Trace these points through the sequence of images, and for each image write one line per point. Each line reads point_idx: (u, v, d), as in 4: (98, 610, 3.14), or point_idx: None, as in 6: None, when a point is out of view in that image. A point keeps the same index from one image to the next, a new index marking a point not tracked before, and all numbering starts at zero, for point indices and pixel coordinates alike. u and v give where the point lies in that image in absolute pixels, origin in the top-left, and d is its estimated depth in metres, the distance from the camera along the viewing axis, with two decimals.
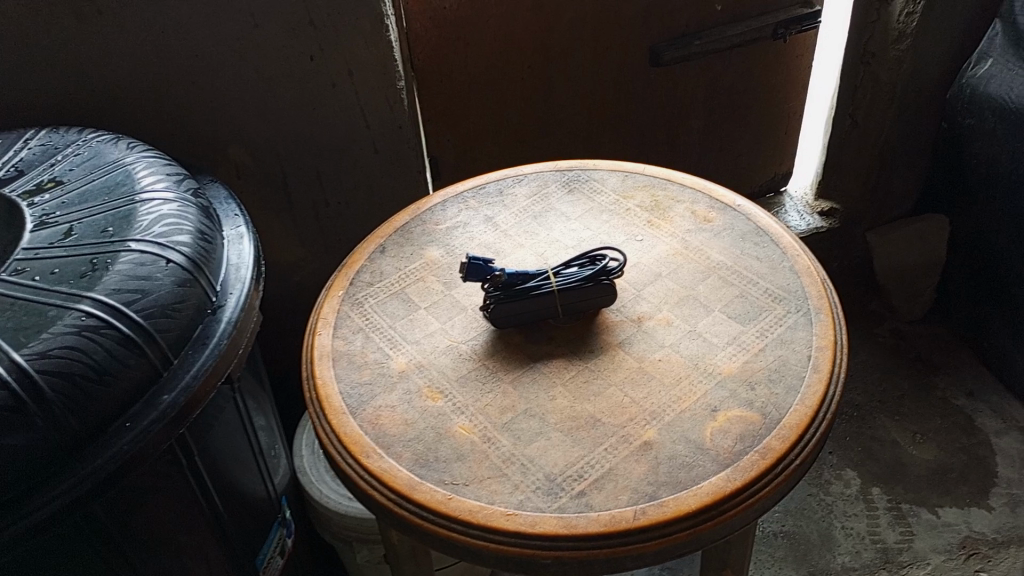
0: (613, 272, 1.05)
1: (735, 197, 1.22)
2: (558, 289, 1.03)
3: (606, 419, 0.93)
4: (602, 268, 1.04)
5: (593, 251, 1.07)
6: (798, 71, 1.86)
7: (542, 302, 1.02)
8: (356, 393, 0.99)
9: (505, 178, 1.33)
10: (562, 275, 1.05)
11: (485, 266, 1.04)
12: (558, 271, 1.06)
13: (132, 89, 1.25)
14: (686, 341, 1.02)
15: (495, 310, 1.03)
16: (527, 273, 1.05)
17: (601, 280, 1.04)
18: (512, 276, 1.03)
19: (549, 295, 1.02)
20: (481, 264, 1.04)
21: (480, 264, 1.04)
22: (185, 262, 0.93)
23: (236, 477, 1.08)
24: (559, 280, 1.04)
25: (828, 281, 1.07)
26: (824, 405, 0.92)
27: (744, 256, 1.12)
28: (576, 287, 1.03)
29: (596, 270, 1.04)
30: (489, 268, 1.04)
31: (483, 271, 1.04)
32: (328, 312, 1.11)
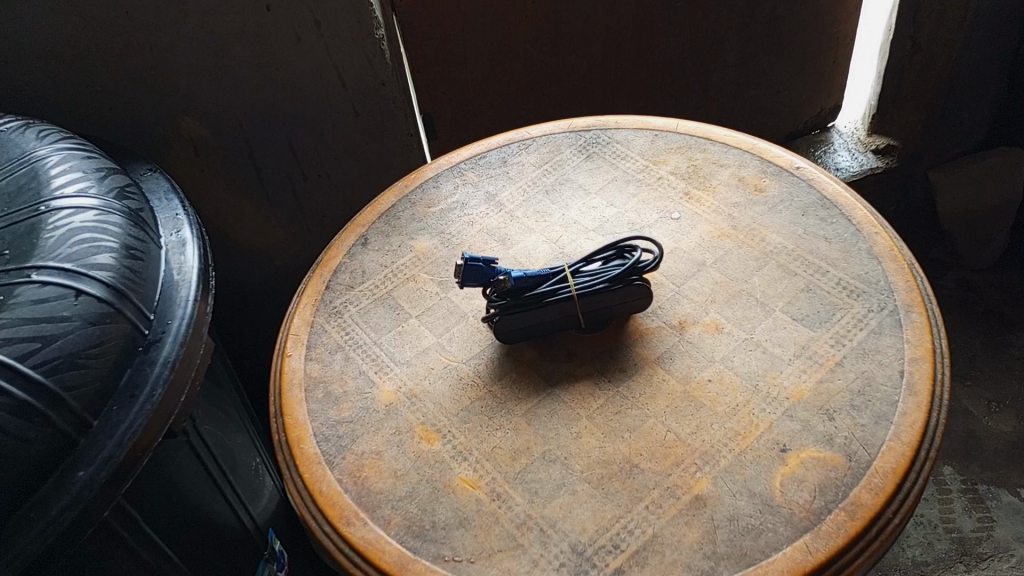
0: (647, 266, 0.83)
1: (793, 158, 0.99)
2: (578, 296, 0.82)
3: (645, 465, 0.74)
4: (634, 264, 0.82)
5: (625, 236, 0.84)
6: None
7: (557, 311, 0.82)
8: (335, 435, 0.81)
9: (510, 143, 1.10)
10: (585, 277, 0.84)
11: (486, 269, 0.83)
12: (578, 268, 0.84)
13: (51, 58, 1.03)
14: (741, 354, 0.81)
15: (502, 321, 0.83)
16: (539, 274, 0.84)
17: (632, 279, 0.83)
18: (519, 283, 0.83)
19: (568, 303, 0.82)
20: (479, 267, 0.83)
21: (477, 265, 0.83)
22: (102, 291, 0.73)
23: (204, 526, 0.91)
24: (578, 283, 0.83)
25: (917, 266, 0.86)
26: (925, 439, 0.72)
27: (808, 236, 0.90)
28: (601, 294, 0.82)
29: (625, 267, 0.82)
30: (491, 270, 0.83)
31: (483, 277, 0.83)
32: (299, 327, 0.91)
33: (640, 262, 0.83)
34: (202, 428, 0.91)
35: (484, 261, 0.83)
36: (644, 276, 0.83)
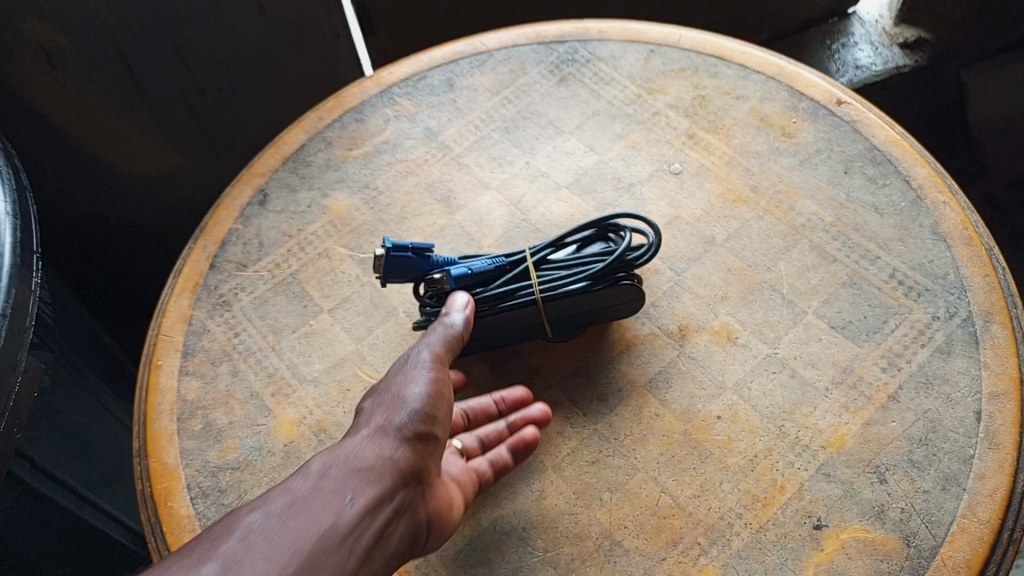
0: (640, 259, 0.59)
1: (831, 88, 0.75)
2: (542, 301, 0.59)
3: (631, 543, 0.55)
4: (623, 258, 0.59)
5: (609, 216, 0.60)
6: None
7: (515, 319, 0.60)
8: (216, 491, 0.60)
9: (459, 58, 0.84)
10: (555, 270, 0.60)
11: (418, 259, 0.59)
12: (545, 257, 0.61)
13: None
14: (761, 379, 0.60)
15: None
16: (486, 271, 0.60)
17: (620, 274, 0.60)
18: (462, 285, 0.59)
19: (529, 309, 0.59)
20: (404, 259, 0.58)
21: (402, 256, 0.58)
22: None
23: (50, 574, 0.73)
24: (545, 282, 0.59)
25: (995, 250, 0.64)
26: (1010, 514, 0.53)
27: (852, 205, 0.67)
28: (576, 297, 0.59)
29: (609, 263, 0.58)
30: (425, 262, 0.59)
31: (410, 272, 0.59)
32: (174, 324, 0.68)
33: (630, 252, 0.60)
34: (45, 461, 0.70)
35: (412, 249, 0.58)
36: (635, 271, 0.60)
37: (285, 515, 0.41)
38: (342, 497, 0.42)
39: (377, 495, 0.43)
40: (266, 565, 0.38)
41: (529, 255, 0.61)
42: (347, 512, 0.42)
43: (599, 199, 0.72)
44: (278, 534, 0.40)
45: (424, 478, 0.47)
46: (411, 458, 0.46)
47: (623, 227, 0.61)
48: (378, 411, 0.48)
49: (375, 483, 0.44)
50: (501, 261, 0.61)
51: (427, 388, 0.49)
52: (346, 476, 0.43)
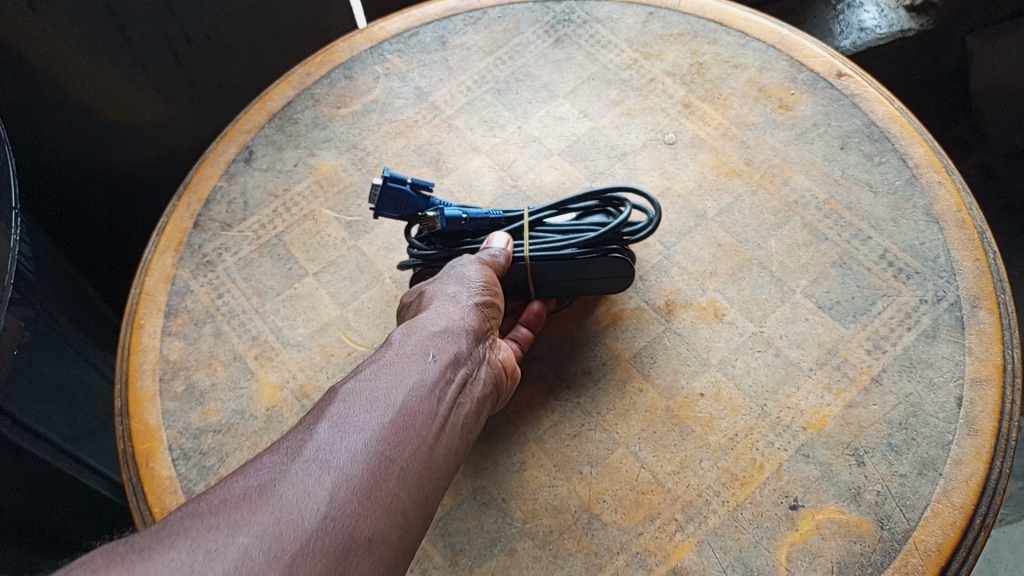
0: (635, 235, 0.58)
1: (832, 59, 0.73)
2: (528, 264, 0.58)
3: (610, 517, 0.55)
4: (617, 230, 0.57)
5: (612, 188, 0.58)
6: None
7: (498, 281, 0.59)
8: (199, 453, 0.60)
9: (452, 14, 0.81)
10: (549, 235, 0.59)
11: (417, 196, 0.58)
12: (542, 219, 0.60)
13: None
14: (745, 358, 0.60)
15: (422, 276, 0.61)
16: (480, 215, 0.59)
17: (613, 247, 0.58)
18: (451, 228, 0.59)
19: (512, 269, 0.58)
20: (403, 192, 0.57)
21: (401, 191, 0.57)
22: None
23: (34, 525, 0.74)
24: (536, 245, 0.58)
25: (987, 234, 0.64)
26: (983, 501, 0.53)
27: (847, 183, 0.66)
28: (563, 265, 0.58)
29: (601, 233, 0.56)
30: (422, 200, 0.58)
31: (405, 206, 0.58)
32: (156, 284, 0.68)
33: (626, 227, 0.58)
34: (21, 415, 0.70)
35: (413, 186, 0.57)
36: (628, 246, 0.58)
37: (375, 374, 0.44)
38: (423, 356, 0.46)
39: (453, 353, 0.48)
40: (371, 415, 0.42)
41: (526, 215, 0.60)
42: (431, 366, 0.46)
43: (590, 168, 0.70)
44: (376, 385, 0.43)
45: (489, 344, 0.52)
46: (476, 326, 0.51)
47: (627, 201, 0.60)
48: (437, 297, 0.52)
49: (452, 345, 0.48)
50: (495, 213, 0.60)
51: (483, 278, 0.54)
52: (425, 342, 0.48)
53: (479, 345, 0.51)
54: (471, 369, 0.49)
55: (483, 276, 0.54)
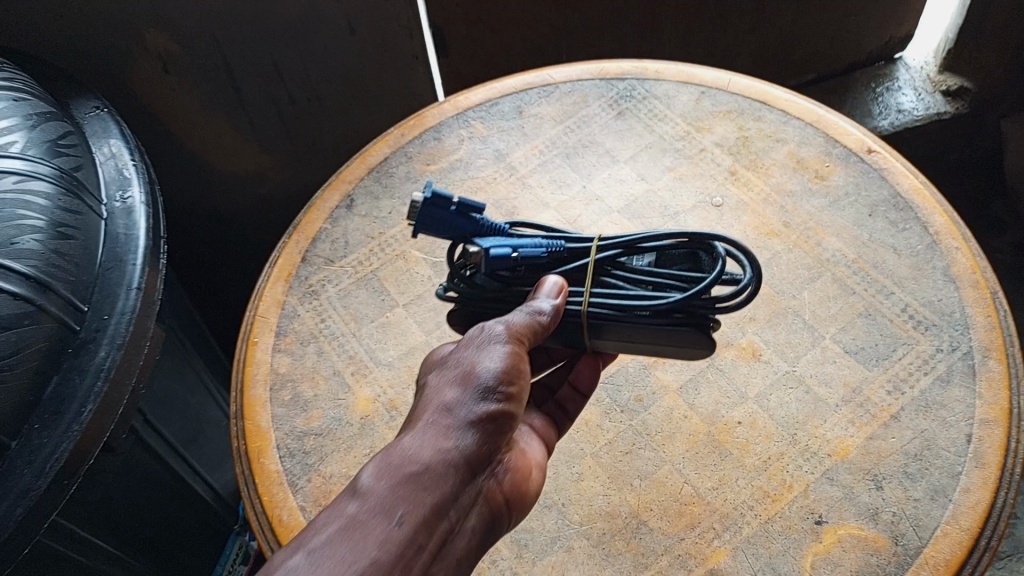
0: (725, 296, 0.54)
1: (863, 137, 0.83)
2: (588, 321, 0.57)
3: (656, 524, 0.64)
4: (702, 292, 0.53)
5: (701, 241, 0.53)
6: None
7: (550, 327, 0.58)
8: (303, 451, 0.70)
9: (528, 87, 0.94)
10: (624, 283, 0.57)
11: (463, 217, 0.57)
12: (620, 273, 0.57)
13: None
14: (778, 393, 0.69)
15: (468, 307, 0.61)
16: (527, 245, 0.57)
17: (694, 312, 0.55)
18: (496, 263, 0.56)
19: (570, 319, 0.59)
20: (445, 214, 0.56)
21: (443, 212, 0.56)
22: (22, 286, 0.61)
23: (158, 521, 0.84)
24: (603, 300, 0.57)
25: (999, 294, 0.72)
26: (988, 526, 0.60)
27: (873, 245, 0.76)
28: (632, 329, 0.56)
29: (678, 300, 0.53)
30: (469, 225, 0.57)
31: (448, 228, 0.57)
32: (269, 308, 0.79)
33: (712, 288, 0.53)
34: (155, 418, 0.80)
35: (457, 210, 0.56)
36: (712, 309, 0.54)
37: (329, 544, 0.38)
38: (396, 508, 0.40)
39: (439, 493, 0.41)
40: None
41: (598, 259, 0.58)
42: (403, 523, 0.39)
43: (645, 224, 0.81)
44: (322, 568, 0.36)
45: (490, 462, 0.45)
46: (476, 446, 0.44)
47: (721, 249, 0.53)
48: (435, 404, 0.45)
49: (440, 479, 0.42)
50: (552, 248, 0.58)
51: (493, 377, 0.47)
52: (405, 475, 0.41)
53: (470, 484, 0.43)
54: (453, 519, 0.42)
55: (493, 382, 0.46)
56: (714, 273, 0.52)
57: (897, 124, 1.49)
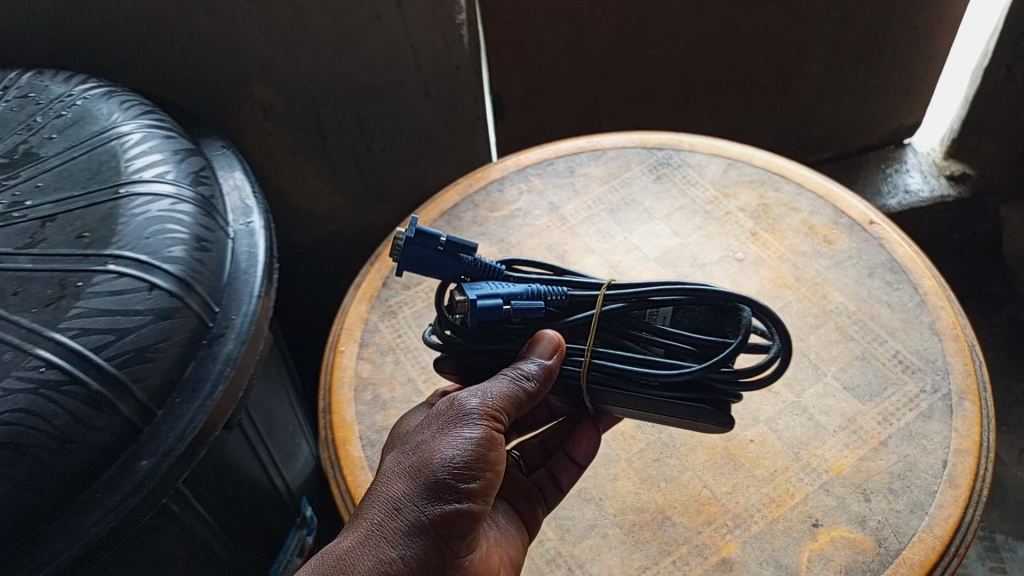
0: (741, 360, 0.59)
1: (867, 211, 0.97)
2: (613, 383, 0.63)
3: (678, 519, 0.76)
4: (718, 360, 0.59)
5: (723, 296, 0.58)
6: (943, 30, 1.50)
7: (554, 385, 0.65)
8: (381, 442, 0.83)
9: (580, 151, 1.09)
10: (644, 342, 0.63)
11: (451, 256, 0.62)
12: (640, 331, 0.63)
13: (132, 17, 1.01)
14: (786, 418, 0.81)
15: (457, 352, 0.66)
16: (512, 291, 0.61)
17: (717, 383, 0.62)
18: (484, 313, 0.60)
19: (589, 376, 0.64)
20: (432, 252, 0.62)
21: (429, 250, 0.62)
22: (172, 285, 0.76)
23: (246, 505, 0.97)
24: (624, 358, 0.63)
25: (976, 348, 0.85)
26: (957, 535, 0.72)
27: (871, 300, 0.89)
28: (658, 399, 0.62)
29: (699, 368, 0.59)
30: (456, 264, 0.63)
31: (436, 267, 0.62)
32: (353, 323, 0.93)
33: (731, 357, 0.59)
34: (248, 413, 0.94)
35: (444, 250, 0.62)
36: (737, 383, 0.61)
37: None
38: None
39: None
40: None
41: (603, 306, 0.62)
42: None
43: (677, 272, 0.95)
44: None
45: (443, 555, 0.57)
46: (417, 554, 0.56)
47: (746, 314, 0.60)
48: (387, 508, 0.58)
49: None
50: (544, 300, 0.62)
51: (439, 481, 0.57)
52: None
53: None
54: None
55: (439, 492, 0.57)
56: (738, 339, 0.58)
57: (904, 203, 1.64)
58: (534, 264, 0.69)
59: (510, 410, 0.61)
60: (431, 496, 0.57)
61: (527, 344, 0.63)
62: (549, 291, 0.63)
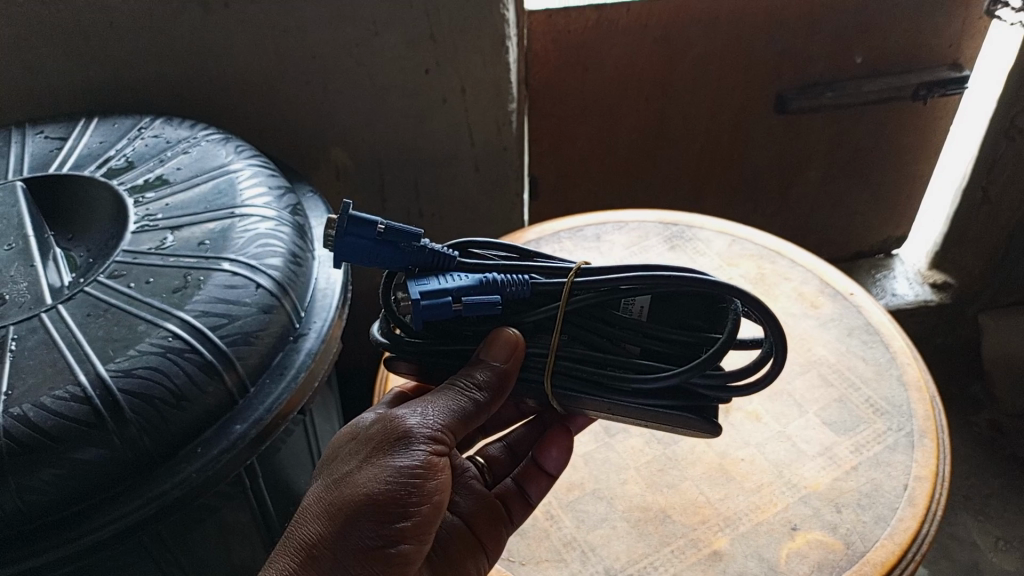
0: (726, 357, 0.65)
1: (848, 284, 1.15)
2: (596, 384, 0.70)
3: (677, 516, 0.89)
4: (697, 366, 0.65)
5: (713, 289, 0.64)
6: (927, 153, 1.72)
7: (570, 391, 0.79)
8: None
9: (606, 222, 1.27)
10: (627, 341, 0.70)
11: (393, 245, 0.67)
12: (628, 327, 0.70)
13: (245, 83, 1.23)
14: (773, 443, 0.96)
15: (404, 350, 0.74)
16: (460, 286, 0.68)
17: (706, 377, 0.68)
18: (430, 311, 0.67)
19: (572, 377, 0.71)
20: (375, 245, 0.66)
21: (370, 242, 0.66)
22: (272, 287, 0.92)
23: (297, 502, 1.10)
24: (605, 361, 0.70)
25: (937, 399, 1.00)
26: (914, 544, 0.85)
27: (849, 354, 1.05)
28: (641, 400, 0.69)
29: (679, 375, 0.65)
30: (402, 257, 0.68)
31: (374, 255, 0.67)
32: None
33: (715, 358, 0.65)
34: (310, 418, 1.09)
35: (382, 241, 0.66)
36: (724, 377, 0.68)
37: None
38: None
39: None
40: None
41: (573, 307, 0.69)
42: None
43: None
44: None
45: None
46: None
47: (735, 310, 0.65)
48: (303, 553, 0.70)
49: None
50: (497, 293, 0.68)
51: (354, 524, 0.69)
52: None
53: None
54: None
55: (354, 534, 0.69)
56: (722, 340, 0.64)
57: (891, 304, 1.82)
58: (493, 246, 0.75)
59: (440, 440, 0.71)
60: (346, 539, 0.69)
61: (487, 340, 0.71)
62: (505, 284, 0.68)
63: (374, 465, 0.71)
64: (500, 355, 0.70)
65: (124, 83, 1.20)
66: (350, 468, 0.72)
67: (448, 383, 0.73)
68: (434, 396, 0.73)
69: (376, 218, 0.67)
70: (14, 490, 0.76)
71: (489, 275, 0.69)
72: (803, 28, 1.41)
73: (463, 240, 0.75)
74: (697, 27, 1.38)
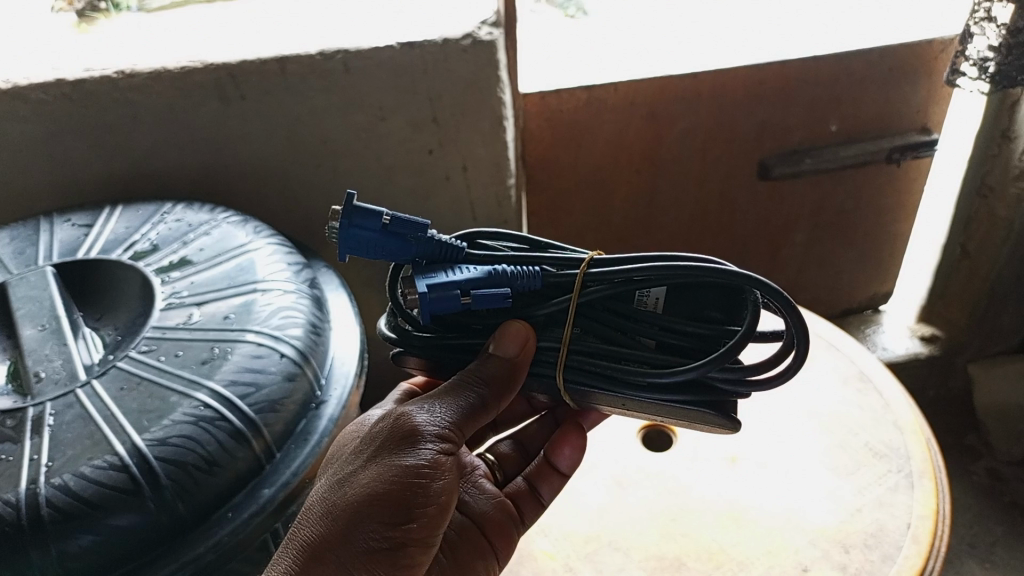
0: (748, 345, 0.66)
1: (838, 337, 1.21)
2: (611, 378, 0.72)
3: (692, 564, 0.91)
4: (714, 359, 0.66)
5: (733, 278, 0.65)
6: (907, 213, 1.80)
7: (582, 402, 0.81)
8: None
9: None
10: (642, 333, 0.72)
11: (399, 237, 0.69)
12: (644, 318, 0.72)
13: (259, 167, 1.30)
14: (780, 490, 0.99)
15: (411, 344, 0.76)
16: (466, 279, 0.69)
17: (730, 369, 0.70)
18: (436, 305, 0.69)
19: (585, 371, 0.73)
20: (380, 238, 0.69)
21: (376, 234, 0.69)
22: (295, 356, 0.97)
23: None
24: (620, 354, 0.72)
25: (933, 442, 1.04)
26: None
27: (846, 403, 1.10)
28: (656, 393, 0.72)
29: (696, 369, 0.67)
30: (407, 251, 0.70)
31: (381, 246, 0.70)
32: None
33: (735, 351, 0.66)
34: None
35: (387, 232, 0.68)
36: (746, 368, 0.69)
37: None
38: None
39: None
40: None
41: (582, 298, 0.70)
42: None
43: None
44: None
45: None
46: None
47: (754, 299, 0.66)
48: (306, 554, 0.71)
49: None
50: (506, 286, 0.70)
51: (358, 521, 0.71)
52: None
53: None
54: None
55: (359, 532, 0.71)
56: (741, 331, 0.65)
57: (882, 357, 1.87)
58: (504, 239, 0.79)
59: (446, 440, 0.75)
60: (349, 539, 0.71)
61: (497, 332, 0.73)
62: (514, 276, 0.71)
63: (376, 466, 0.73)
64: (506, 350, 0.73)
65: (144, 172, 1.27)
66: (353, 469, 0.75)
67: (450, 385, 0.76)
68: (436, 400, 0.76)
69: (382, 211, 0.69)
70: (55, 557, 0.78)
71: (496, 266, 0.72)
72: (779, 101, 1.52)
73: (471, 233, 0.80)
74: (680, 102, 1.47)
